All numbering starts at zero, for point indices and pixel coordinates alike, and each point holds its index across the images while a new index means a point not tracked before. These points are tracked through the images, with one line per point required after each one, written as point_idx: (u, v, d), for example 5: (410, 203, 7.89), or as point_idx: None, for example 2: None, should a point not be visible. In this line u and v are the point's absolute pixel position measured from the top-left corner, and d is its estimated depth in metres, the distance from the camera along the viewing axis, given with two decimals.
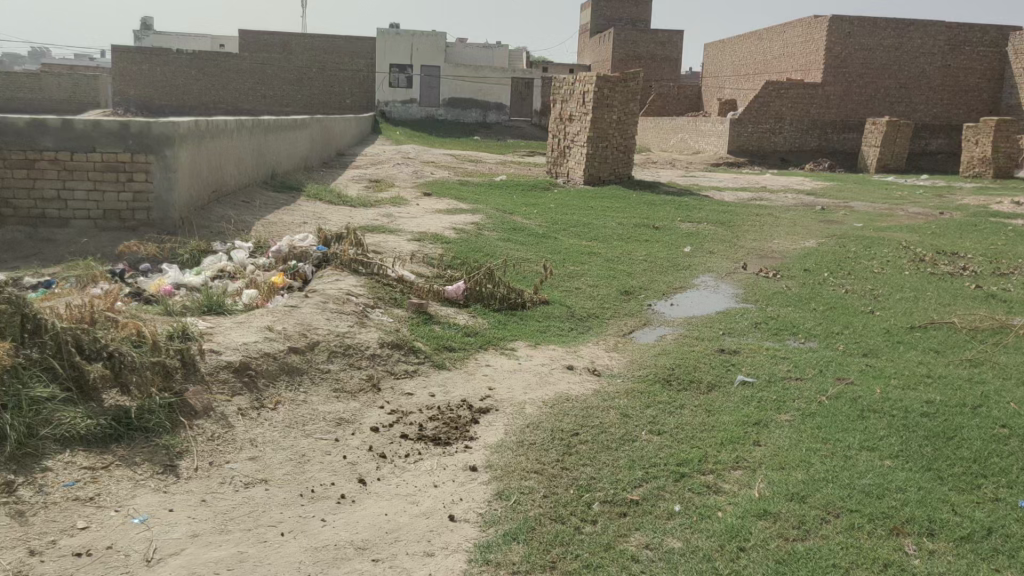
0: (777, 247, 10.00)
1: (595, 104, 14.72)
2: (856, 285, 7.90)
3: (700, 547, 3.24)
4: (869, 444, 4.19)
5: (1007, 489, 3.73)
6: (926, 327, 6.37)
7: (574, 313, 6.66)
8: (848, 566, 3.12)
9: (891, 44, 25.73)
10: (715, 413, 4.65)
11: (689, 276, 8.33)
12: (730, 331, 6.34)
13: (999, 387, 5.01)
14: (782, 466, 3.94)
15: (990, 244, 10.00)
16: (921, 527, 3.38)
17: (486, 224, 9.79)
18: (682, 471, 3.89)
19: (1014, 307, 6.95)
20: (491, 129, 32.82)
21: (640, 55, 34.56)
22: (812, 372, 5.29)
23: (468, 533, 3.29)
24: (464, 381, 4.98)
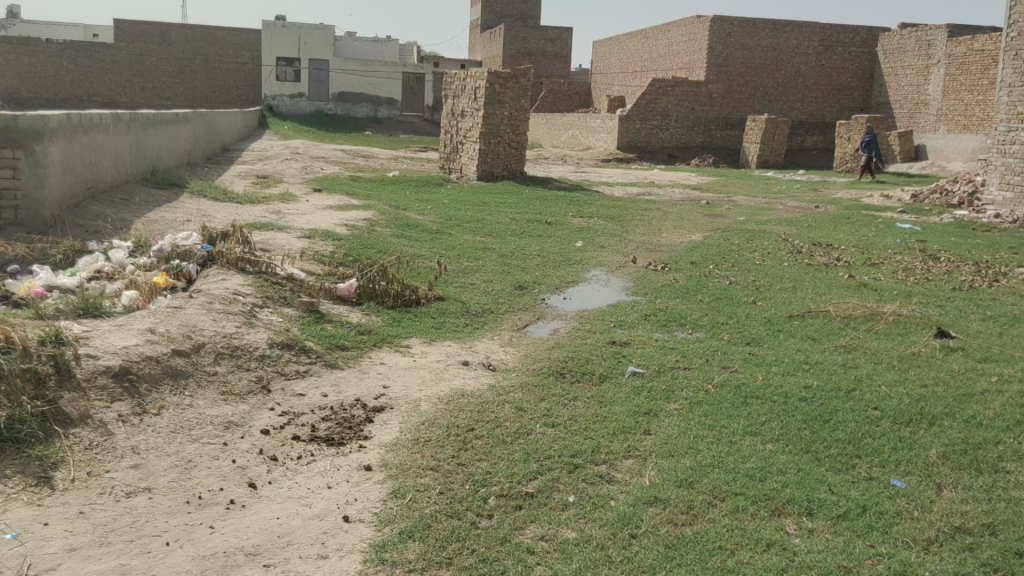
0: (666, 240, 10.29)
1: (487, 100, 14.76)
2: (739, 276, 8.21)
3: (594, 536, 3.31)
4: (752, 428, 4.37)
5: (880, 467, 3.96)
6: (804, 316, 6.68)
7: (469, 309, 6.67)
8: (732, 547, 3.24)
9: (770, 44, 26.78)
10: (607, 403, 4.75)
11: (581, 271, 8.47)
12: (622, 324, 6.50)
13: (871, 371, 5.31)
14: (671, 454, 4.06)
15: (862, 235, 10.56)
16: (800, 507, 3.55)
17: (379, 221, 9.69)
18: (575, 462, 3.96)
19: (883, 295, 7.37)
20: (382, 124, 32.45)
21: (532, 51, 34.86)
22: (699, 362, 5.47)
23: (363, 534, 3.26)
24: (357, 380, 4.92)
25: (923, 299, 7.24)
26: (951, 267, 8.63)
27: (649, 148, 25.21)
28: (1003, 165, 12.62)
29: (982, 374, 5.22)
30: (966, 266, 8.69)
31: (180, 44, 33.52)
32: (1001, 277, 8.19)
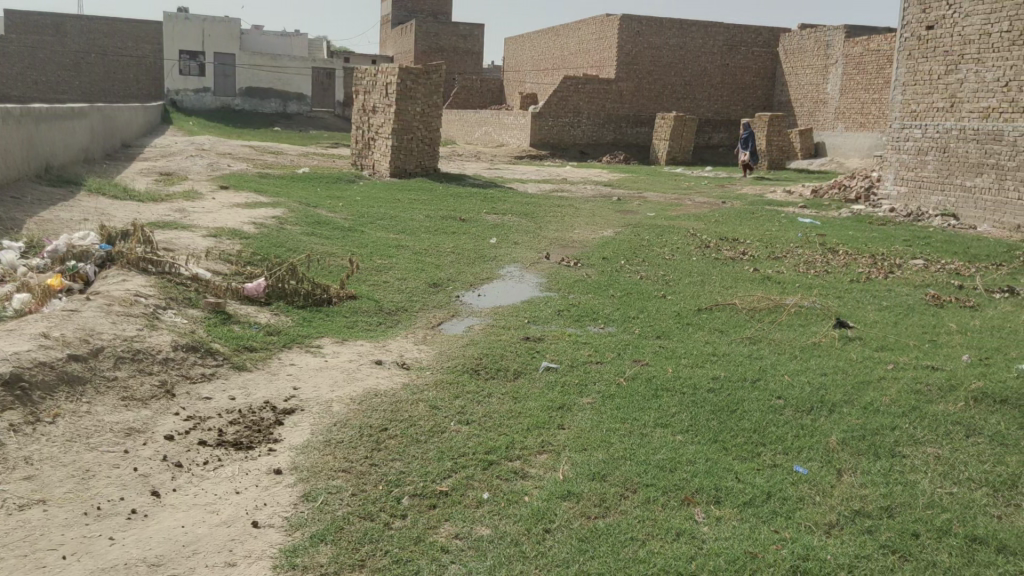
0: (578, 236, 10.41)
1: (399, 96, 14.62)
2: (650, 271, 8.37)
3: (508, 532, 3.32)
4: (663, 420, 4.46)
5: (784, 454, 4.10)
6: (712, 309, 6.85)
7: (382, 307, 6.60)
8: (643, 538, 3.30)
9: (677, 43, 27.30)
10: (521, 399, 4.77)
11: (495, 267, 8.47)
12: (535, 319, 6.54)
13: (775, 361, 5.48)
14: (584, 448, 4.11)
15: (766, 230, 10.91)
16: (709, 496, 3.64)
17: (289, 219, 9.51)
18: (489, 458, 3.96)
19: (787, 287, 7.63)
20: (292, 119, 31.81)
21: (443, 47, 34.71)
22: (611, 356, 5.55)
23: (273, 539, 3.19)
24: (267, 381, 4.81)
25: (823, 291, 7.52)
26: (849, 259, 9.00)
27: (562, 145, 25.43)
28: (897, 161, 13.23)
29: (878, 362, 5.46)
30: (863, 258, 9.07)
31: (76, 35, 32.17)
32: (896, 268, 8.59)
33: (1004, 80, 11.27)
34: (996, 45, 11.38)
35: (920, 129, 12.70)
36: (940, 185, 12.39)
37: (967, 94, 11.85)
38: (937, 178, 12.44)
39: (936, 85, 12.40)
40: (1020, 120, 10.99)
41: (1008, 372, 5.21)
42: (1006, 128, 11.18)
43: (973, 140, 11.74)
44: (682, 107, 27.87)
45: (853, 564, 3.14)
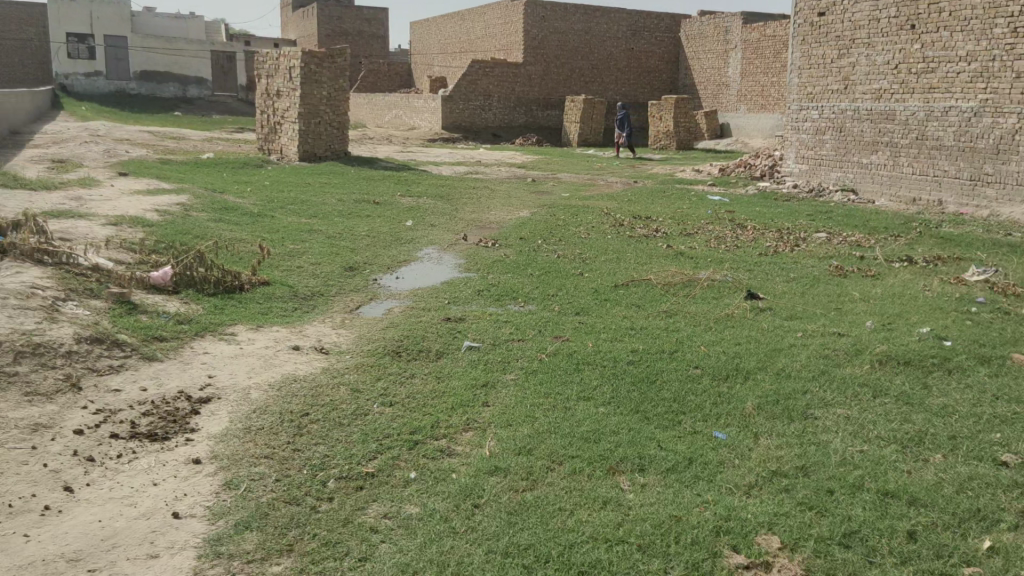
0: (494, 218, 10.38)
1: (304, 80, 14.34)
2: (566, 250, 8.42)
3: (437, 509, 3.30)
4: (585, 393, 4.52)
5: (703, 421, 4.20)
6: (628, 285, 6.95)
7: (297, 293, 6.45)
8: (572, 507, 3.34)
9: (585, 26, 27.52)
10: (444, 379, 4.75)
11: (412, 250, 8.40)
12: (455, 300, 6.51)
13: (691, 333, 5.61)
14: (509, 423, 4.12)
15: (675, 209, 11.12)
16: (634, 464, 3.71)
17: (194, 206, 9.19)
18: (415, 439, 3.93)
19: (699, 262, 7.79)
20: (193, 105, 30.75)
21: (349, 31, 34.11)
22: (532, 333, 5.57)
23: (196, 529, 3.10)
24: (179, 371, 4.66)
25: (733, 265, 7.71)
26: (756, 234, 9.26)
27: (474, 128, 25.34)
28: (797, 140, 13.65)
29: (788, 331, 5.64)
30: (770, 233, 9.34)
31: None
32: (801, 242, 8.87)
33: (893, 63, 11.76)
34: (886, 29, 11.86)
35: (818, 109, 13.15)
36: (839, 163, 12.84)
37: (860, 76, 12.32)
38: (835, 155, 12.89)
39: (830, 68, 12.84)
40: (911, 100, 11.49)
41: (910, 335, 5.46)
42: (898, 108, 11.68)
43: (867, 120, 12.22)
44: (591, 90, 28.14)
45: (773, 522, 3.24)
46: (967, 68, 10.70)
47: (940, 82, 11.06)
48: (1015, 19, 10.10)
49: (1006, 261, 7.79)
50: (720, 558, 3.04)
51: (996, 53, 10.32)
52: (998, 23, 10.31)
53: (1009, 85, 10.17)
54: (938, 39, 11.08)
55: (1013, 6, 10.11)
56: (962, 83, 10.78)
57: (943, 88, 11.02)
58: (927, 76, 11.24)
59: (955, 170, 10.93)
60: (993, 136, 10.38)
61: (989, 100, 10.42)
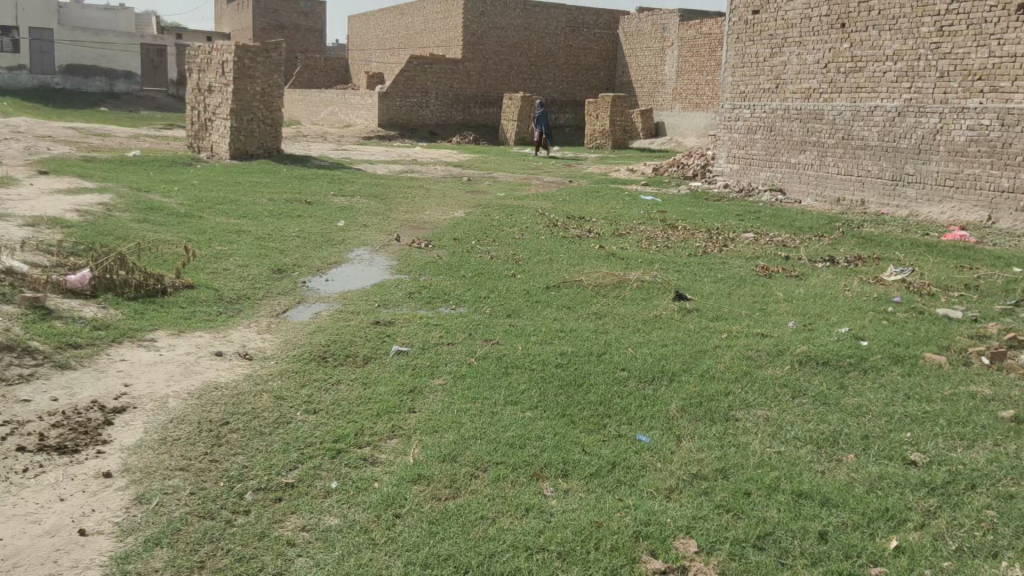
0: (428, 218, 10.32)
1: (236, 75, 14.04)
2: (501, 251, 8.42)
3: (357, 520, 3.27)
4: (513, 397, 4.52)
5: (628, 424, 4.25)
6: (559, 287, 6.98)
7: (223, 296, 6.32)
8: (494, 515, 3.34)
9: (522, 24, 27.57)
10: (371, 384, 4.70)
11: (344, 251, 8.29)
12: (385, 303, 6.45)
13: (619, 335, 5.65)
14: (434, 429, 4.10)
15: (609, 208, 11.21)
16: (557, 469, 3.72)
17: (118, 205, 8.93)
18: (337, 447, 3.88)
19: (630, 263, 7.87)
20: (120, 99, 29.87)
21: (284, 25, 33.55)
22: (462, 336, 5.56)
23: (103, 546, 3.01)
24: (94, 380, 4.51)
25: (663, 265, 7.81)
26: (687, 234, 9.40)
27: (411, 125, 25.17)
28: (728, 140, 13.90)
29: (713, 332, 5.74)
30: (700, 233, 9.49)
31: None
32: (729, 242, 9.03)
33: (823, 61, 12.03)
34: (816, 28, 12.14)
35: (749, 109, 13.40)
36: (768, 162, 13.11)
37: (790, 76, 12.59)
38: (765, 155, 13.15)
39: (762, 67, 13.09)
40: (839, 100, 11.79)
41: (829, 335, 5.60)
42: (826, 108, 11.99)
43: (796, 119, 12.50)
44: (528, 88, 28.22)
45: (691, 526, 3.29)
46: (893, 68, 11.00)
47: (867, 82, 11.36)
48: (940, 19, 10.40)
49: (923, 260, 8.05)
50: (637, 563, 3.07)
51: (922, 52, 10.62)
52: (925, 22, 10.60)
53: (933, 84, 10.49)
54: (866, 37, 11.37)
55: (939, 5, 10.40)
56: (887, 83, 11.09)
57: (869, 88, 11.33)
58: (855, 76, 11.54)
59: (877, 171, 11.27)
60: (916, 135, 10.69)
61: (912, 100, 10.73)
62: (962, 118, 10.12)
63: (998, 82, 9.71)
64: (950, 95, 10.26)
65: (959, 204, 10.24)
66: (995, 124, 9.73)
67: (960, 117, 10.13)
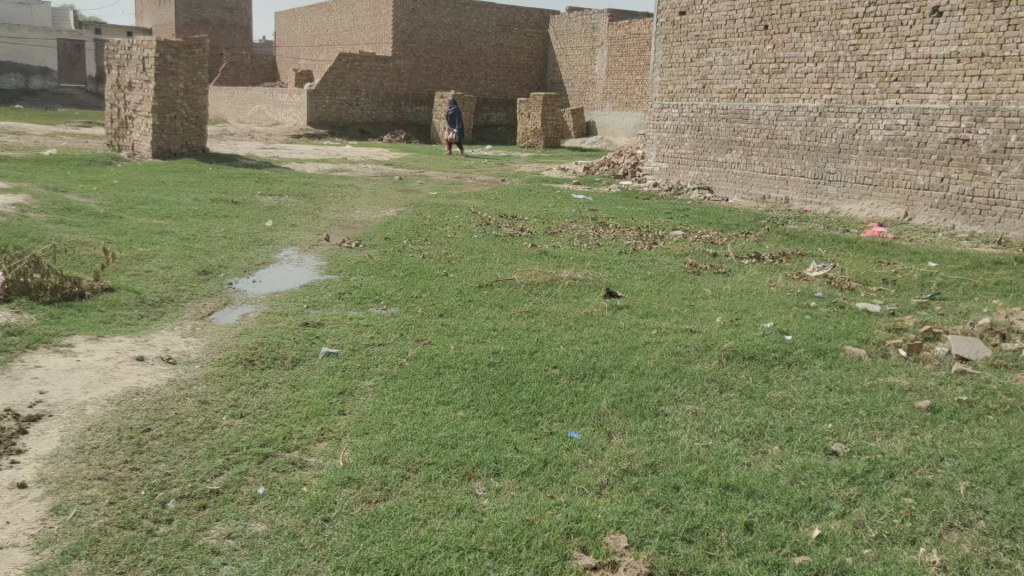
0: (358, 217, 10.20)
1: (157, 71, 13.66)
2: (433, 250, 8.38)
3: (284, 526, 3.21)
4: (445, 397, 4.49)
5: (560, 421, 4.27)
6: (491, 286, 6.97)
7: (144, 299, 6.14)
8: (425, 517, 3.31)
9: (452, 22, 27.49)
10: (299, 387, 4.62)
11: (272, 252, 8.13)
12: (315, 304, 6.35)
13: (550, 333, 5.68)
14: (365, 431, 4.05)
15: (542, 207, 11.22)
16: (489, 469, 3.71)
17: (32, 206, 8.58)
18: (264, 452, 3.80)
19: (561, 261, 7.91)
20: (37, 96, 28.79)
21: (208, 20, 32.67)
22: (393, 337, 5.51)
23: (17, 560, 2.89)
24: (7, 388, 4.33)
25: (595, 263, 7.88)
26: (618, 232, 9.49)
27: (341, 124, 24.84)
28: (657, 139, 14.10)
29: (643, 328, 5.81)
30: (630, 231, 9.60)
31: None
32: (659, 240, 9.16)
33: (747, 62, 12.30)
34: (740, 29, 12.40)
35: (677, 108, 13.61)
36: (696, 161, 13.34)
37: (716, 76, 12.83)
38: (693, 154, 13.39)
39: (689, 67, 13.31)
40: (763, 100, 12.07)
41: (754, 330, 5.72)
42: (750, 107, 12.25)
43: (723, 119, 12.74)
44: (460, 87, 28.17)
45: (621, 521, 3.32)
46: (814, 69, 11.30)
47: (790, 82, 11.65)
48: (858, 22, 10.72)
49: (844, 255, 8.31)
50: (569, 560, 3.08)
51: (841, 54, 10.93)
52: (843, 25, 10.91)
53: (852, 86, 10.81)
54: (788, 40, 11.65)
55: (857, 8, 10.70)
56: (809, 84, 11.39)
57: (791, 88, 11.62)
58: (778, 76, 11.82)
59: (801, 169, 11.57)
60: (836, 134, 11.01)
61: (833, 100, 11.05)
62: (880, 118, 10.45)
63: (913, 83, 10.06)
64: (869, 95, 10.59)
65: (878, 201, 10.60)
66: (911, 124, 10.09)
67: (878, 117, 10.48)
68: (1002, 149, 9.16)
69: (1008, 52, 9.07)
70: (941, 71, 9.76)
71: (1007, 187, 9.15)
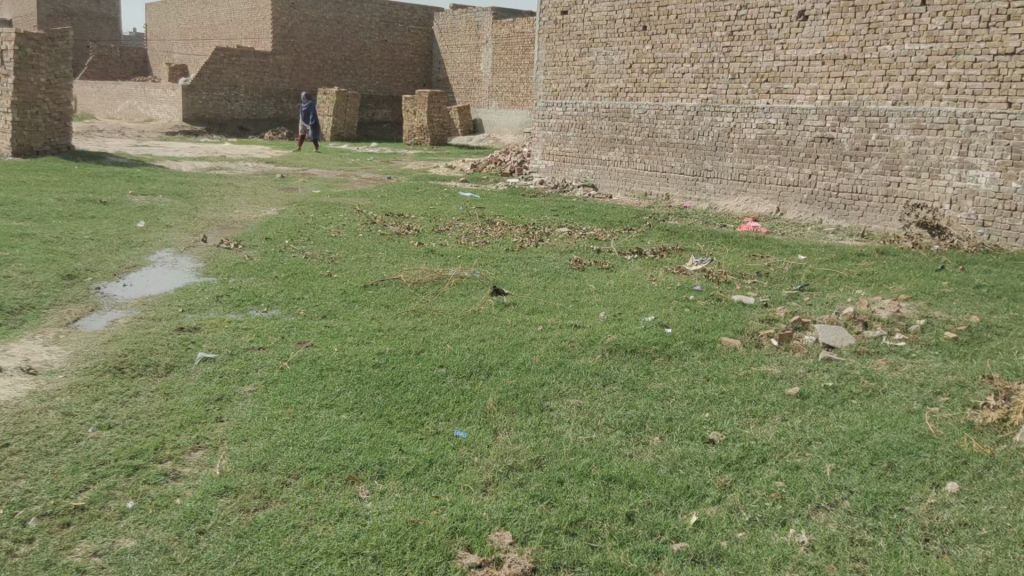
0: (238, 217, 9.90)
1: (16, 64, 12.88)
2: (316, 250, 8.20)
3: (156, 540, 3.07)
4: (327, 401, 4.40)
5: (446, 420, 4.24)
6: (377, 285, 6.87)
7: (2, 307, 5.76)
8: (306, 523, 3.23)
9: (334, 17, 27.00)
10: (173, 395, 4.42)
11: (143, 253, 7.79)
12: (191, 308, 6.10)
13: (437, 331, 5.65)
14: (243, 438, 3.92)
15: (429, 205, 11.14)
16: (373, 471, 3.65)
17: None
18: (134, 464, 3.63)
19: (449, 259, 7.89)
20: None
21: (72, 12, 30.82)
22: (274, 340, 5.35)
23: None
24: None
25: (483, 261, 7.89)
26: (505, 230, 9.55)
27: (219, 120, 24.04)
28: (542, 137, 14.25)
29: (529, 325, 5.85)
30: (517, 228, 9.66)
31: None
32: (545, 236, 9.26)
33: (627, 62, 12.59)
34: (620, 30, 12.66)
35: (561, 107, 13.79)
36: (580, 158, 13.56)
37: (597, 75, 13.07)
38: (577, 152, 13.59)
39: (571, 66, 13.51)
40: (643, 99, 12.36)
41: (636, 324, 5.85)
42: (631, 106, 12.55)
43: (605, 118, 13.00)
44: (344, 83, 27.71)
45: (506, 518, 3.33)
46: (691, 69, 11.65)
47: (668, 82, 11.98)
48: (730, 24, 11.10)
49: (720, 250, 8.62)
50: (453, 560, 3.06)
51: (715, 55, 11.32)
52: (717, 27, 11.28)
53: (726, 85, 11.20)
54: (666, 40, 11.97)
55: (729, 11, 11.09)
56: (686, 84, 11.75)
57: (669, 88, 11.95)
58: (657, 76, 12.14)
59: (680, 166, 11.93)
60: (712, 133, 11.40)
61: (708, 100, 11.44)
62: (752, 117, 10.88)
63: (782, 83, 10.53)
64: (741, 95, 11.00)
65: (752, 197, 11.02)
66: (781, 123, 10.55)
67: (750, 116, 10.90)
68: (864, 147, 9.70)
69: (869, 55, 9.60)
70: (808, 73, 10.23)
71: (869, 182, 9.70)
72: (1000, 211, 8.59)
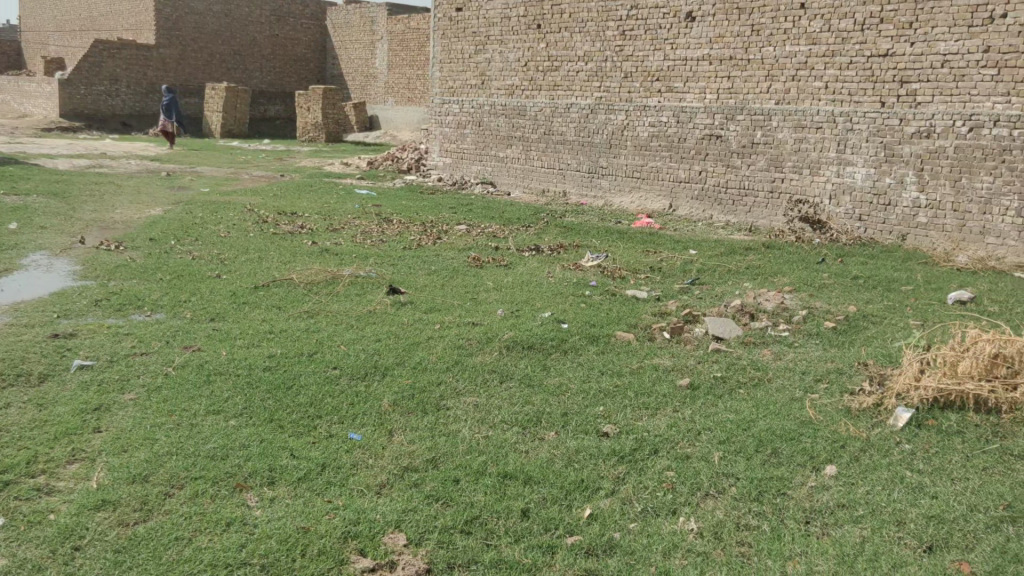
0: (119, 217, 9.46)
1: None
2: (204, 250, 7.93)
3: (27, 559, 2.91)
4: (215, 406, 4.25)
5: (339, 423, 4.16)
6: (269, 286, 6.69)
7: None
8: (191, 534, 3.11)
9: (221, 10, 26.18)
10: (47, 406, 4.19)
11: (15, 256, 7.35)
12: (67, 313, 5.80)
13: (331, 332, 5.54)
14: (124, 449, 3.74)
15: (323, 204, 10.93)
16: (262, 478, 3.54)
17: None
18: (3, 479, 3.42)
19: (343, 258, 7.75)
20: None
21: None
22: (158, 345, 5.14)
23: None
24: None
25: (378, 260, 7.78)
26: (401, 228, 9.45)
27: (100, 116, 23.01)
28: (440, 134, 14.18)
29: (426, 323, 5.81)
30: (414, 226, 9.57)
31: None
32: (443, 234, 9.21)
33: (522, 59, 12.65)
34: (515, 28, 12.70)
35: (457, 104, 13.74)
36: (478, 156, 13.56)
37: (493, 73, 13.08)
38: (475, 150, 13.58)
39: (467, 63, 13.48)
40: (538, 97, 12.46)
41: (533, 320, 5.88)
42: (526, 103, 12.63)
43: (502, 115, 13.03)
44: (234, 78, 26.92)
45: (400, 519, 3.28)
46: (584, 68, 11.81)
47: (562, 80, 12.11)
48: (621, 24, 11.30)
49: (615, 245, 8.76)
50: (345, 565, 3.00)
51: (608, 53, 11.50)
52: (608, 27, 11.46)
53: (618, 84, 11.40)
54: (560, 39, 12.07)
55: (620, 10, 11.28)
56: (579, 82, 11.89)
57: (564, 86, 12.08)
58: (551, 74, 12.25)
59: (576, 163, 12.07)
60: (606, 131, 11.60)
61: (602, 98, 11.63)
62: (644, 115, 11.12)
63: (671, 83, 10.79)
64: (633, 93, 11.22)
65: (646, 193, 11.27)
66: (672, 121, 10.80)
67: (642, 114, 11.14)
68: (750, 145, 10.04)
69: (752, 56, 9.93)
70: (696, 73, 10.52)
71: (755, 179, 10.05)
72: (875, 206, 9.05)
